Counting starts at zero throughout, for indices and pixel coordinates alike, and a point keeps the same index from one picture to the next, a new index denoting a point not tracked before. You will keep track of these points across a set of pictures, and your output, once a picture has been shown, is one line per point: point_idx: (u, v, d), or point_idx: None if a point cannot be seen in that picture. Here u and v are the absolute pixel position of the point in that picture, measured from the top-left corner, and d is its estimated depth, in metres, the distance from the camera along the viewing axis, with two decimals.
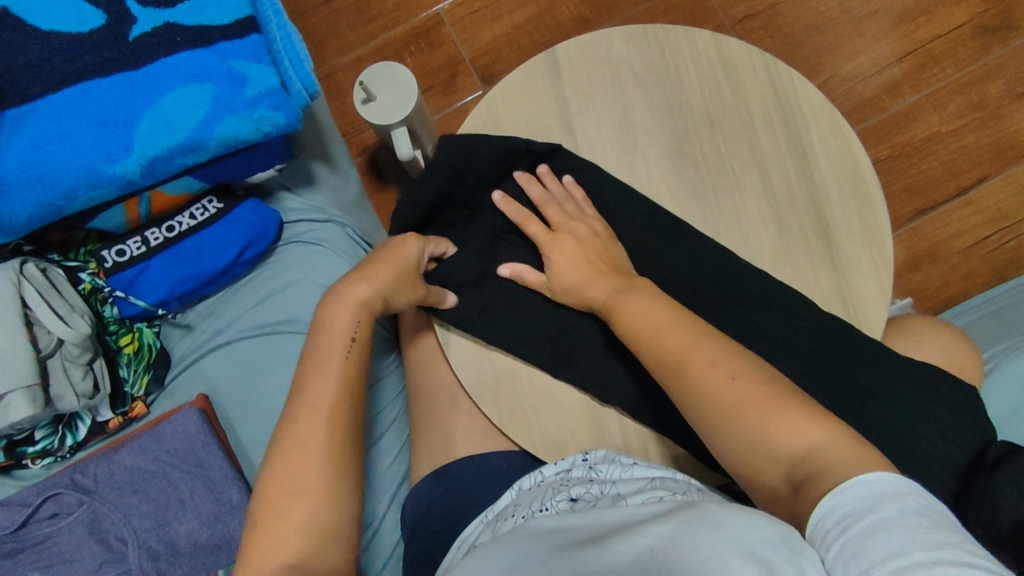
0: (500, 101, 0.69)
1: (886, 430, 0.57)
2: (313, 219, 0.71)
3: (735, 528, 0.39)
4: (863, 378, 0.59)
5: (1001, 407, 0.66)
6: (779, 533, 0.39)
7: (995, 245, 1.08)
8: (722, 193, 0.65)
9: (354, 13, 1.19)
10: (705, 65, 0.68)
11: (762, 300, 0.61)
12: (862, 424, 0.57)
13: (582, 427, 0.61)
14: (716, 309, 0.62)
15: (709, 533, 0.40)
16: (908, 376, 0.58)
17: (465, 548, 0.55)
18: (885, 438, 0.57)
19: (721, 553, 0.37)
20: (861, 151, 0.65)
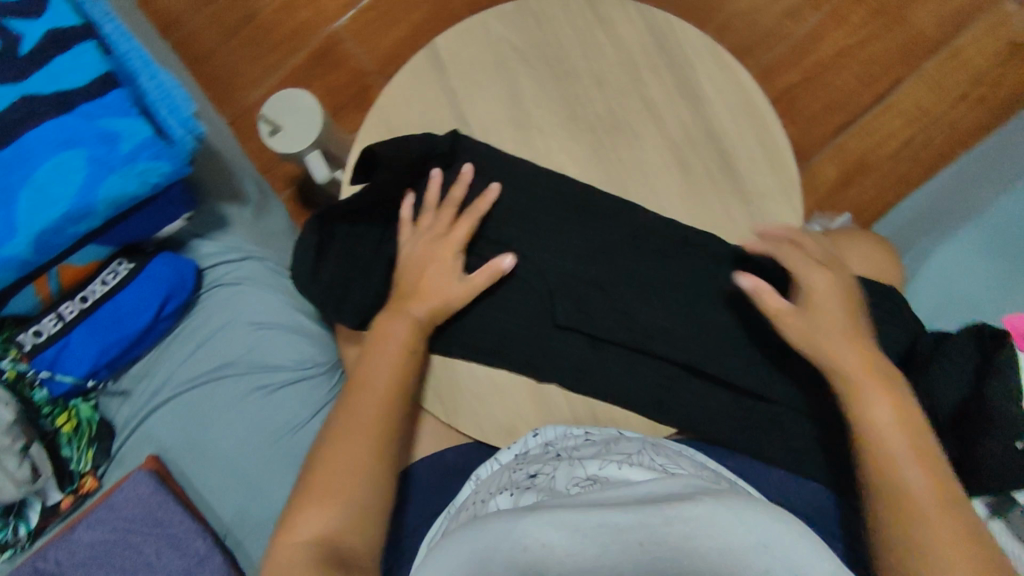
0: (389, 104, 0.69)
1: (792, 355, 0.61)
2: (231, 259, 0.70)
3: (746, 507, 0.39)
4: (778, 306, 0.61)
5: (924, 306, 0.69)
6: (784, 517, 0.38)
7: (922, 144, 1.10)
8: (624, 150, 0.66)
9: (254, 48, 1.18)
10: (583, 26, 0.68)
11: (671, 249, 0.64)
12: (774, 354, 0.61)
13: (528, 406, 0.63)
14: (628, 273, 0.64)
15: (755, 527, 0.37)
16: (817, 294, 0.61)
17: (430, 544, 0.55)
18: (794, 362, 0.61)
19: (739, 533, 0.37)
20: (746, 78, 0.66)
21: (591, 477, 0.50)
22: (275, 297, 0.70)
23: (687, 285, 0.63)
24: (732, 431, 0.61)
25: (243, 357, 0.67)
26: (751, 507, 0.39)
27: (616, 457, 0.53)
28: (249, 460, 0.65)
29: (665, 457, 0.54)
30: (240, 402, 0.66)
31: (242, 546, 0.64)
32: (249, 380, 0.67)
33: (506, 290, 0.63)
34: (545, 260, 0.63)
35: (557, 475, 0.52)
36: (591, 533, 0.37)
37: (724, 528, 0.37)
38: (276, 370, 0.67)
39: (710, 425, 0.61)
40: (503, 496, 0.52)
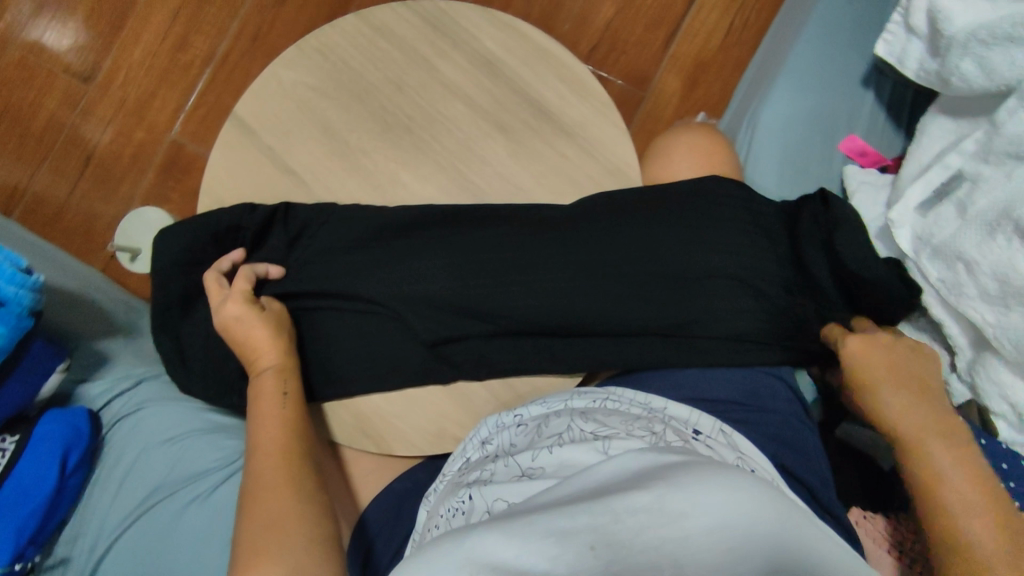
0: (215, 183, 0.69)
1: (664, 261, 0.62)
2: (124, 389, 0.70)
3: (719, 483, 0.36)
4: (632, 224, 0.63)
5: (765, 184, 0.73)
6: (749, 487, 0.37)
7: (739, 29, 1.16)
8: (442, 135, 0.68)
9: (102, 187, 1.16)
10: (365, 43, 0.70)
11: (528, 223, 0.64)
12: (646, 269, 0.62)
13: (448, 404, 0.64)
14: (489, 254, 0.63)
15: (717, 506, 0.35)
16: (662, 198, 0.64)
17: None
18: (668, 269, 0.62)
19: (711, 513, 0.35)
20: (527, 28, 0.70)
21: (529, 470, 0.48)
22: (179, 407, 0.69)
23: (561, 247, 0.63)
24: (649, 359, 0.62)
25: (168, 476, 0.66)
26: (701, 475, 0.37)
27: (551, 440, 0.50)
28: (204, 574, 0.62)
29: (597, 416, 0.52)
30: (179, 521, 0.64)
31: None
32: (180, 495, 0.65)
33: (382, 320, 0.64)
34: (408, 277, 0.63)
35: (495, 476, 0.49)
36: (548, 547, 0.33)
37: (683, 512, 0.35)
38: (204, 475, 0.66)
39: (630, 359, 0.62)
40: (449, 518, 0.48)
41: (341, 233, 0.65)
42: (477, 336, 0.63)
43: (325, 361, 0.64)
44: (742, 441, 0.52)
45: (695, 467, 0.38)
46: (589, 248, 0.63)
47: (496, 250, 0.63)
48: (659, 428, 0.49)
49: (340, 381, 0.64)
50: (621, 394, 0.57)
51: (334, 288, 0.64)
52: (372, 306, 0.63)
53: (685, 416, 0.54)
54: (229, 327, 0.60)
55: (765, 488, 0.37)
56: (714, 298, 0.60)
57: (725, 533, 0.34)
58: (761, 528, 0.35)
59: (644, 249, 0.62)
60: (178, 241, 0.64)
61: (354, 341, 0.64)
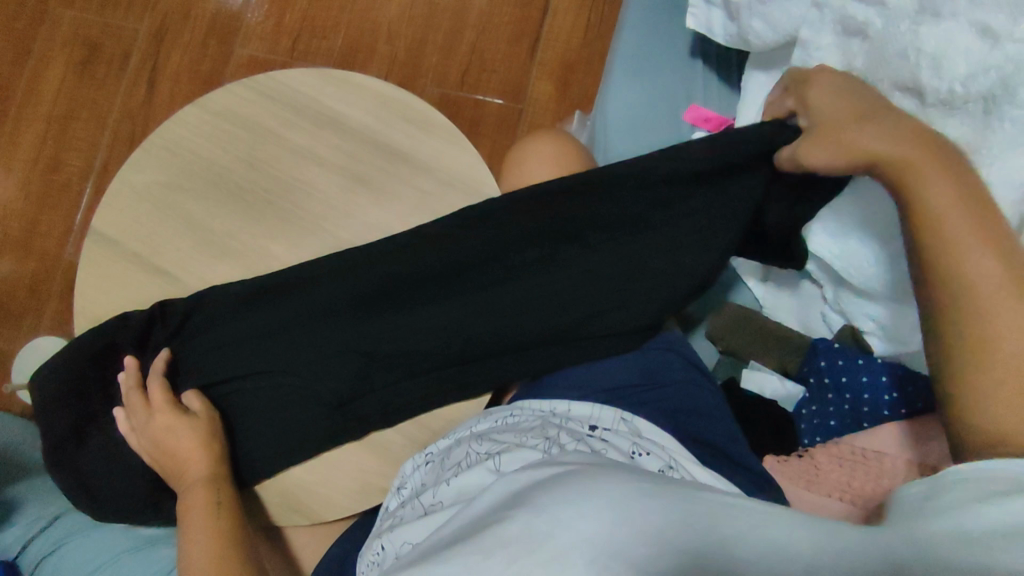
0: (89, 302, 0.68)
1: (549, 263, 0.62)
2: (39, 530, 0.67)
3: (586, 494, 0.36)
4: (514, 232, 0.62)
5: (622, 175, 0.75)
6: (624, 497, 0.36)
7: (594, 27, 1.21)
8: (304, 199, 0.69)
9: (3, 326, 1.12)
10: (212, 128, 0.71)
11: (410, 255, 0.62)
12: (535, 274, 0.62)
13: (367, 458, 0.63)
14: (378, 302, 0.62)
15: (581, 519, 0.34)
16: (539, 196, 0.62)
17: None
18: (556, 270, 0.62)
19: (576, 527, 0.34)
20: (363, 80, 0.72)
21: (431, 507, 0.48)
22: (99, 534, 0.66)
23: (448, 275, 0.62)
24: (552, 363, 0.62)
25: None
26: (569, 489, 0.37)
27: (451, 471, 0.50)
28: None
29: (494, 436, 0.52)
30: None
31: None
32: None
33: (287, 394, 0.62)
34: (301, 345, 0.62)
35: (404, 520, 0.49)
36: None
37: (547, 534, 0.34)
38: None
39: (535, 366, 0.62)
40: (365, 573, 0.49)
41: (224, 319, 0.63)
42: (385, 383, 0.62)
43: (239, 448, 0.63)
44: (642, 424, 0.54)
45: (570, 478, 0.38)
46: (473, 268, 0.62)
47: (391, 296, 0.62)
48: (553, 432, 0.50)
49: (265, 466, 0.63)
50: (527, 407, 0.58)
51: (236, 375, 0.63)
52: (274, 382, 0.62)
53: (588, 413, 0.55)
54: (158, 439, 0.61)
55: (643, 493, 0.37)
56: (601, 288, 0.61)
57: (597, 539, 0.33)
58: (628, 532, 0.34)
59: (534, 258, 0.61)
60: (58, 375, 0.62)
61: (263, 421, 0.63)
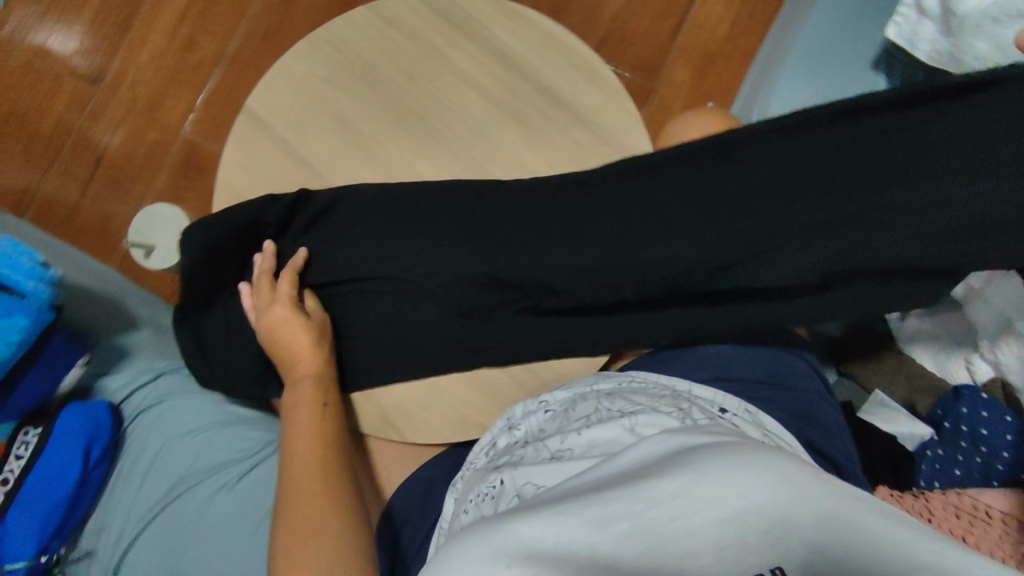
0: (231, 177, 0.69)
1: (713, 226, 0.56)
2: (144, 382, 0.70)
3: (747, 463, 0.36)
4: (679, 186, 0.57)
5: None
6: (783, 469, 0.36)
7: (746, 20, 1.16)
8: (457, 123, 0.68)
9: (115, 189, 1.17)
10: (378, 33, 0.71)
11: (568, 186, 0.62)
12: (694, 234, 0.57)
13: (470, 391, 0.64)
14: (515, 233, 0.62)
15: (743, 485, 0.35)
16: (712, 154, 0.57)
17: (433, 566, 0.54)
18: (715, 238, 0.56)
19: (741, 487, 0.35)
20: (537, 17, 0.70)
21: (556, 453, 0.49)
22: (200, 400, 0.69)
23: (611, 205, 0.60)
24: (728, 323, 0.59)
25: (191, 468, 0.66)
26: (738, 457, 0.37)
27: (578, 423, 0.52)
28: (234, 564, 0.63)
29: (621, 397, 0.53)
30: (204, 512, 0.65)
31: None
32: (205, 486, 0.66)
33: (409, 305, 0.63)
34: (432, 260, 0.62)
35: (523, 459, 0.51)
36: (589, 533, 0.35)
37: (711, 496, 0.35)
38: (227, 467, 0.67)
39: (706, 319, 0.59)
40: (478, 503, 0.50)
41: (364, 219, 0.64)
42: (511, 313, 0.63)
43: (349, 351, 0.65)
44: (767, 419, 0.52)
45: (733, 449, 0.38)
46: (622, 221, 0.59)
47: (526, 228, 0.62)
48: (685, 406, 0.50)
49: (372, 376, 0.64)
50: (649, 378, 0.57)
51: (362, 278, 0.64)
52: (398, 289, 0.63)
53: (710, 398, 0.54)
54: (273, 329, 0.61)
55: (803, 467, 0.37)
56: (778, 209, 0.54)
57: (762, 518, 0.34)
58: (793, 503, 0.34)
59: (688, 217, 0.57)
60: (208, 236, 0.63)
61: (376, 330, 0.64)
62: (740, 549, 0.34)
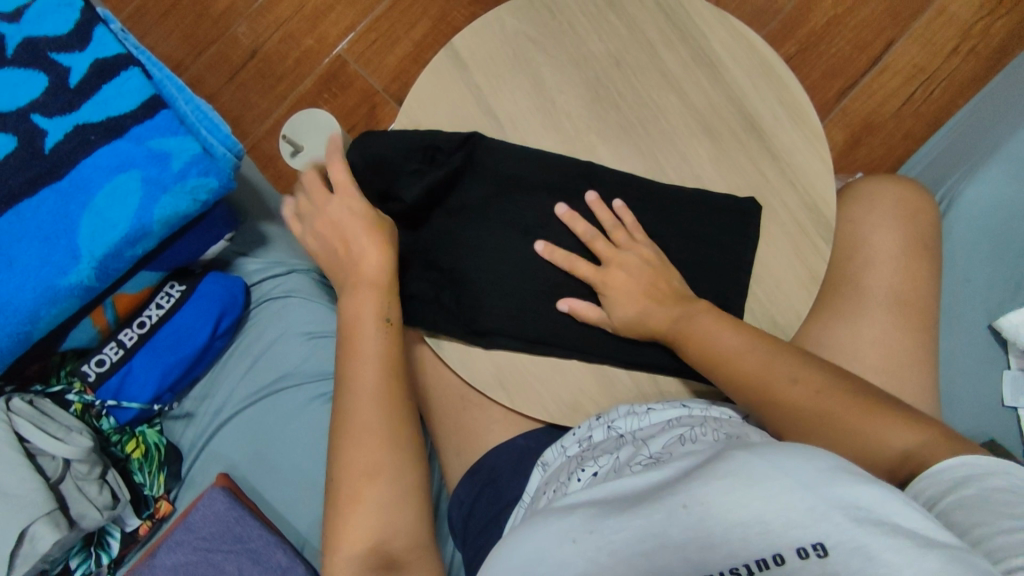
0: (416, 107, 0.69)
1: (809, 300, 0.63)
2: (276, 274, 0.71)
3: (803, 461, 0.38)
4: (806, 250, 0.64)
5: (956, 258, 0.66)
6: (843, 470, 0.37)
7: (922, 100, 1.11)
8: (649, 122, 0.68)
9: (260, 82, 1.18)
10: (594, 10, 0.70)
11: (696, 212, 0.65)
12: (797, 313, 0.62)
13: (590, 382, 0.64)
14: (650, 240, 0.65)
15: (790, 470, 0.37)
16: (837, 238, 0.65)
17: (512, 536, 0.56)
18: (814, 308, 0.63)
19: (791, 473, 0.37)
20: (759, 41, 0.68)
21: (655, 454, 0.52)
22: (322, 307, 0.70)
23: (737, 246, 0.64)
24: None
25: (299, 367, 0.68)
26: (772, 454, 0.39)
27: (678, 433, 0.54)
28: (320, 470, 0.65)
29: (724, 425, 0.55)
30: (301, 412, 0.66)
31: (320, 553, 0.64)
32: (307, 389, 0.67)
33: (518, 274, 0.64)
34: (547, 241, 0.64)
35: (622, 456, 0.54)
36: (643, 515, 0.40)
37: (760, 477, 0.38)
38: (332, 377, 0.68)
39: None
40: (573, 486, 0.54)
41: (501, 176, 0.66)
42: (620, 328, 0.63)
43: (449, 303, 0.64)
44: None
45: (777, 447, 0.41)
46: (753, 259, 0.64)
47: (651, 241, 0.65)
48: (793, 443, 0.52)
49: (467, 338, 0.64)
50: (720, 411, 0.59)
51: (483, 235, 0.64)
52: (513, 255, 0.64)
53: None
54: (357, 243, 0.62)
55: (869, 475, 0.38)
56: (886, 281, 0.61)
57: (803, 499, 0.35)
58: (848, 494, 0.35)
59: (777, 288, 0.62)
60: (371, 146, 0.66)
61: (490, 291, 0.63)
62: (781, 529, 0.35)
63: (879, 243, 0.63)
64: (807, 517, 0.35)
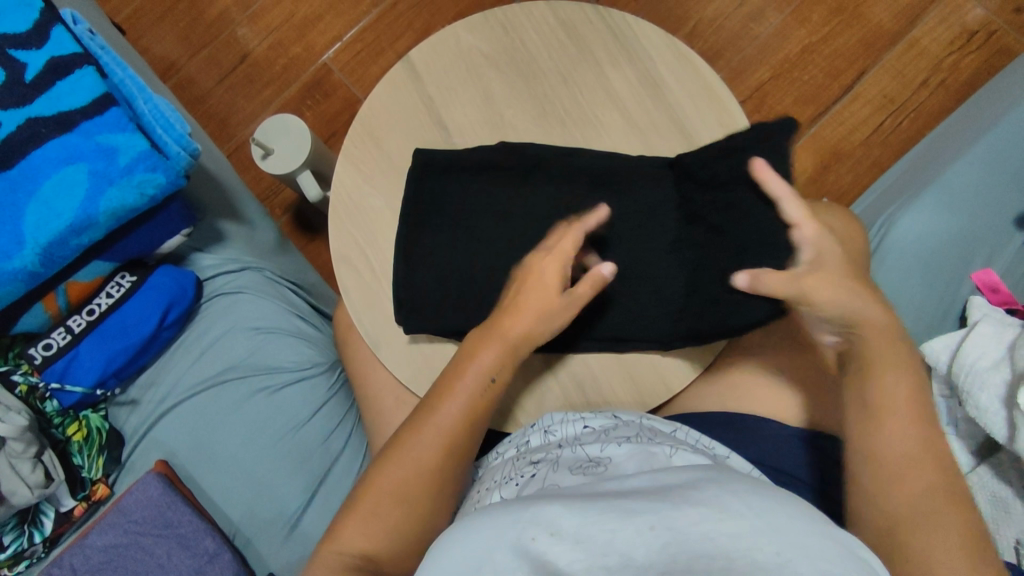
0: (371, 115, 0.72)
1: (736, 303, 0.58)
2: (230, 270, 0.73)
3: (782, 511, 0.37)
4: None
5: (886, 284, 0.67)
6: (826, 531, 0.37)
7: (891, 130, 1.13)
8: (593, 139, 0.70)
9: (247, 86, 1.21)
10: (548, 30, 0.72)
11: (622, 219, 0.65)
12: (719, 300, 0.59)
13: (519, 389, 0.65)
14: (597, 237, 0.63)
15: (770, 513, 0.36)
16: None
17: None
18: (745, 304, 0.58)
19: (772, 517, 0.36)
20: (704, 66, 0.71)
21: (595, 459, 0.53)
22: (272, 303, 0.72)
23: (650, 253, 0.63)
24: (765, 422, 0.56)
25: (244, 360, 0.70)
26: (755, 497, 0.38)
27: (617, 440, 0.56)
28: (257, 461, 0.67)
29: (657, 437, 0.56)
30: (243, 404, 0.68)
31: (250, 543, 0.66)
32: (250, 382, 0.69)
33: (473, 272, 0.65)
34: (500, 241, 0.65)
35: (561, 460, 0.54)
36: (611, 519, 0.36)
37: (736, 510, 0.36)
38: (276, 371, 0.70)
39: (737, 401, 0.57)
40: (502, 488, 0.55)
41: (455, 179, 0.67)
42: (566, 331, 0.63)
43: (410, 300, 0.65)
44: None
45: (756, 487, 0.40)
46: None
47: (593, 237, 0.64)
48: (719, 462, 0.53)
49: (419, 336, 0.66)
50: (649, 421, 0.60)
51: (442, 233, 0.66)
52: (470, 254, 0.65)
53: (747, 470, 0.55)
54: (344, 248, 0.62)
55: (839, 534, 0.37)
56: None
57: (768, 545, 0.34)
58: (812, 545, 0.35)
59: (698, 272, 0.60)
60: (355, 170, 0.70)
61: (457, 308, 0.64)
62: (744, 566, 0.33)
63: None
64: (773, 564, 0.33)
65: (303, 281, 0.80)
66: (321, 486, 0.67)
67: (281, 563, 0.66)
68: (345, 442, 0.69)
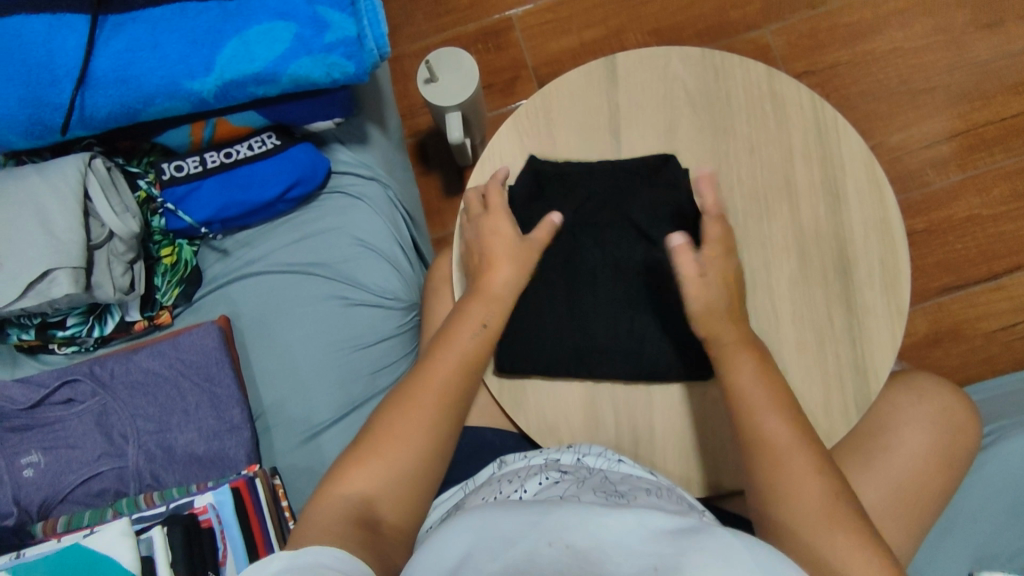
0: (554, 97, 0.71)
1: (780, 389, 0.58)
2: (360, 174, 0.73)
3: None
4: (836, 409, 0.62)
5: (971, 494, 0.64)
6: None
7: (1020, 334, 1.06)
8: (752, 217, 0.68)
9: (431, 5, 1.21)
10: (755, 95, 0.70)
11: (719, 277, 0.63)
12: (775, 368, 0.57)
13: (578, 415, 0.64)
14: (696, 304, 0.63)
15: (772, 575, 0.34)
16: (872, 416, 0.63)
17: (442, 509, 0.58)
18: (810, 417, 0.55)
19: None
20: (892, 201, 0.67)
21: (621, 493, 0.51)
22: (383, 223, 0.72)
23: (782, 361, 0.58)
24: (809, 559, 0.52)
25: (336, 264, 0.70)
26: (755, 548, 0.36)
27: (645, 488, 0.53)
28: (307, 360, 0.68)
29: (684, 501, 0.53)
30: (317, 304, 0.69)
31: (268, 431, 0.67)
32: (333, 287, 0.70)
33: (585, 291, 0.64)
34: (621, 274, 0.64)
35: (587, 482, 0.53)
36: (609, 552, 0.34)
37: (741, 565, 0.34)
38: (360, 288, 0.70)
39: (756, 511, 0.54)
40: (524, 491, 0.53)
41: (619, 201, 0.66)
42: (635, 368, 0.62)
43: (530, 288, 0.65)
44: None
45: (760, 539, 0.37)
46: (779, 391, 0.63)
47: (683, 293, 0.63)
48: None
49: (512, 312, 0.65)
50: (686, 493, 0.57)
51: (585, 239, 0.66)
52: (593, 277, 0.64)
53: None
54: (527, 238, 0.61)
55: None
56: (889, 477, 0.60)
57: None
58: None
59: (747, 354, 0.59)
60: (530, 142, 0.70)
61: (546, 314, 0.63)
62: None
63: (907, 438, 0.62)
64: None
65: (414, 213, 0.80)
66: (353, 412, 0.68)
67: (287, 463, 0.67)
68: (391, 381, 0.69)
